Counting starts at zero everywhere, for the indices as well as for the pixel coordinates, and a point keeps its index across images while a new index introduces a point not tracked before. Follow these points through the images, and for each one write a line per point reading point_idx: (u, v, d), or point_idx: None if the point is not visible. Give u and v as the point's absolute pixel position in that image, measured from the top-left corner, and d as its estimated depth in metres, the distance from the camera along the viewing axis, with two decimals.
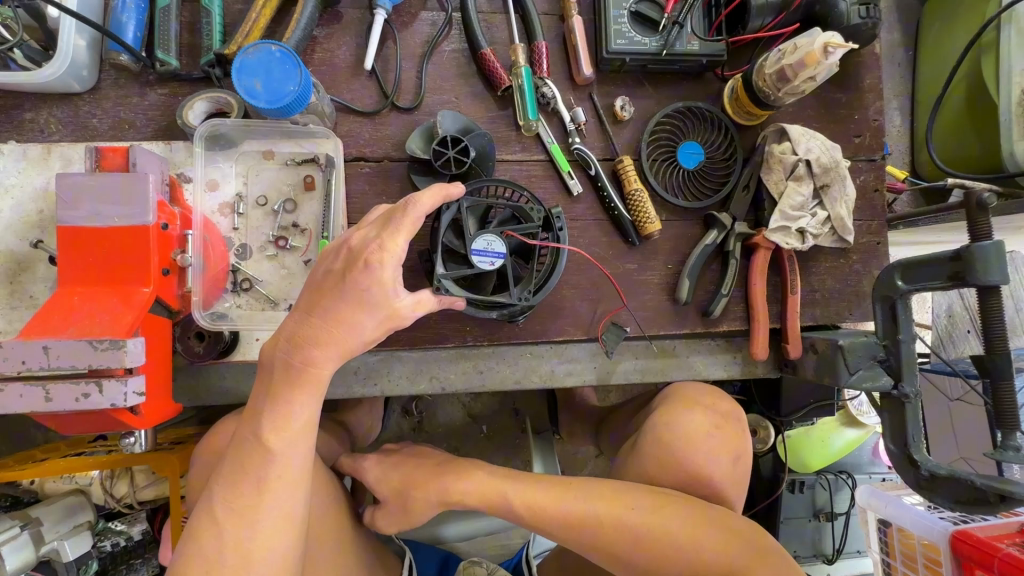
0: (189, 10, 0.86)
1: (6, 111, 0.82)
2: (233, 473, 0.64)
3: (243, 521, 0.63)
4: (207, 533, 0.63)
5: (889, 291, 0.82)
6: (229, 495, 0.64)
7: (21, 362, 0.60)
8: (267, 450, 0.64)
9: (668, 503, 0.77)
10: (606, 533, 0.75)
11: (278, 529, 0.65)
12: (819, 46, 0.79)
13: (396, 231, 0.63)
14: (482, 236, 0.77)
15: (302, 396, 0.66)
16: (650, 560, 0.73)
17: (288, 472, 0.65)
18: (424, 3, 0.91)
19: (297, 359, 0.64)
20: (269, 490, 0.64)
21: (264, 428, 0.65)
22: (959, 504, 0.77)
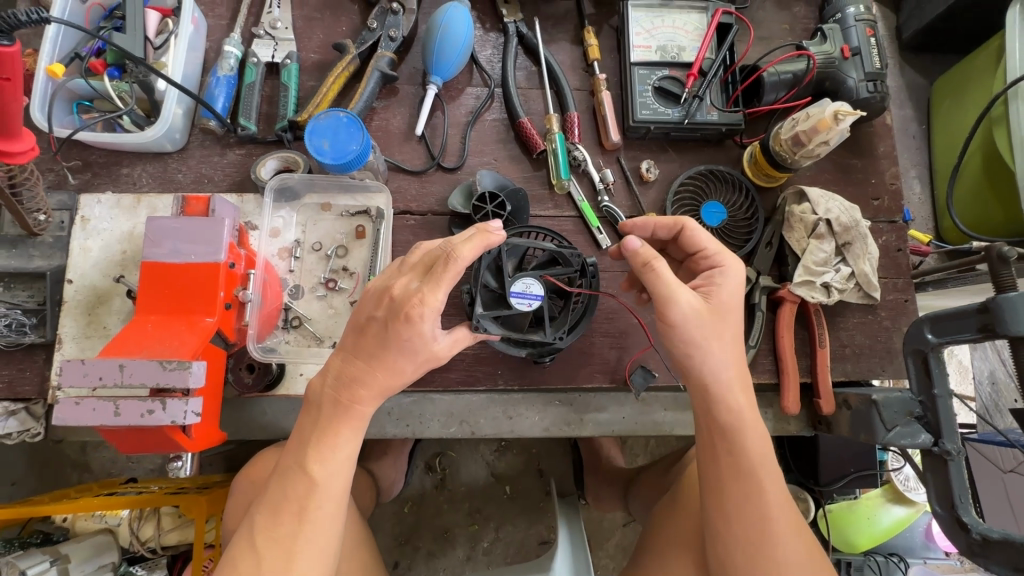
0: (271, 85, 1.00)
1: (106, 166, 0.94)
2: (275, 502, 0.67)
3: (283, 550, 0.65)
4: (247, 561, 0.65)
5: (920, 345, 0.84)
6: (271, 523, 0.66)
7: (99, 378, 0.65)
8: (310, 479, 0.67)
9: (801, 528, 0.70)
10: (749, 480, 0.70)
11: (314, 561, 0.66)
12: (830, 113, 0.84)
13: (437, 284, 0.67)
14: (521, 279, 0.81)
15: (347, 427, 0.69)
16: (743, 531, 0.69)
17: (326, 503, 0.68)
18: (471, 80, 1.03)
19: (343, 394, 0.69)
20: (308, 520, 0.66)
21: (309, 457, 0.68)
22: (1017, 572, 0.72)
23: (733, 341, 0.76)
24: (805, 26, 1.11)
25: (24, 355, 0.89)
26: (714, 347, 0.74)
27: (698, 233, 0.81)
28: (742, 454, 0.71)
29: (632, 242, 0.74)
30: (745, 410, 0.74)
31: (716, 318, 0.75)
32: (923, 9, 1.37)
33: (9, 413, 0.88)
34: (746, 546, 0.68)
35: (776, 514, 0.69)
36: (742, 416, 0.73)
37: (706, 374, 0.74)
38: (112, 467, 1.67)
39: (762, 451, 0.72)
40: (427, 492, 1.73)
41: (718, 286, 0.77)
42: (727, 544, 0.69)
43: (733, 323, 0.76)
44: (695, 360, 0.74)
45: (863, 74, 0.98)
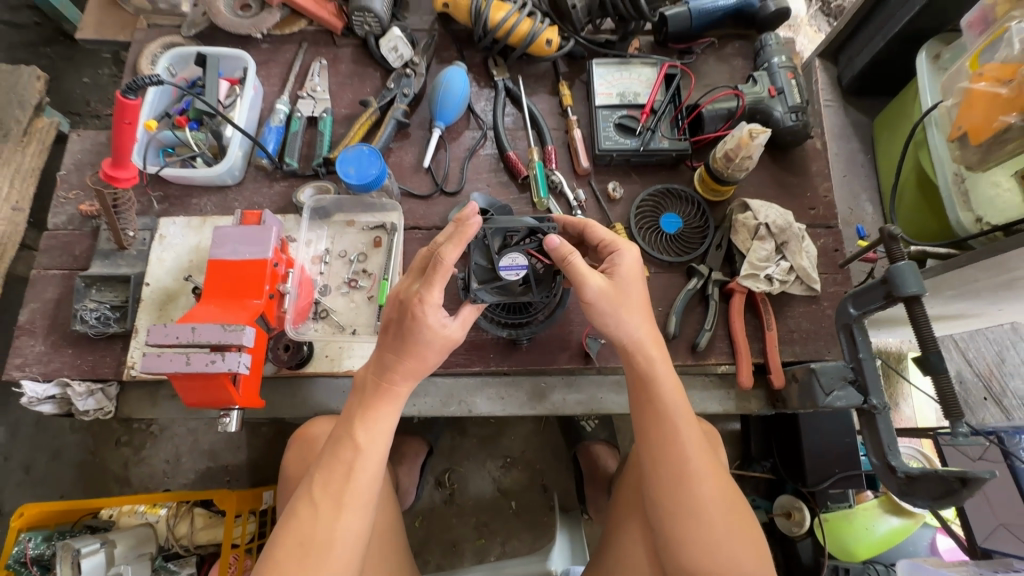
0: (310, 133, 1.26)
1: (180, 197, 1.19)
2: (328, 465, 0.83)
3: (335, 501, 0.81)
4: (307, 510, 0.81)
5: (845, 319, 0.99)
6: (326, 480, 0.82)
7: (176, 336, 0.85)
8: (356, 446, 0.83)
9: (716, 471, 0.82)
10: (667, 427, 0.83)
11: (358, 510, 0.82)
12: (746, 133, 1.05)
13: (431, 285, 0.81)
14: (507, 254, 0.89)
15: (385, 406, 0.86)
16: (665, 473, 0.81)
17: (369, 464, 0.83)
18: (468, 125, 1.29)
19: (382, 378, 0.86)
20: (354, 477, 0.82)
21: (356, 428, 0.85)
22: (936, 502, 0.83)
23: (639, 307, 0.88)
24: (743, 74, 1.36)
25: (106, 344, 1.09)
26: (621, 313, 0.86)
27: (597, 228, 0.94)
28: (659, 405, 0.84)
29: (552, 241, 0.83)
30: (658, 363, 0.87)
31: (619, 291, 0.87)
32: (854, 60, 1.62)
33: (91, 392, 1.08)
34: (670, 487, 0.80)
35: (689, 453, 0.81)
36: (657, 372, 0.86)
37: (623, 337, 0.87)
38: (150, 482, 1.82)
39: (676, 401, 0.85)
40: (436, 507, 1.82)
41: (619, 265, 0.89)
42: (655, 488, 0.82)
43: (637, 293, 0.89)
44: (611, 328, 0.87)
45: (787, 107, 1.20)
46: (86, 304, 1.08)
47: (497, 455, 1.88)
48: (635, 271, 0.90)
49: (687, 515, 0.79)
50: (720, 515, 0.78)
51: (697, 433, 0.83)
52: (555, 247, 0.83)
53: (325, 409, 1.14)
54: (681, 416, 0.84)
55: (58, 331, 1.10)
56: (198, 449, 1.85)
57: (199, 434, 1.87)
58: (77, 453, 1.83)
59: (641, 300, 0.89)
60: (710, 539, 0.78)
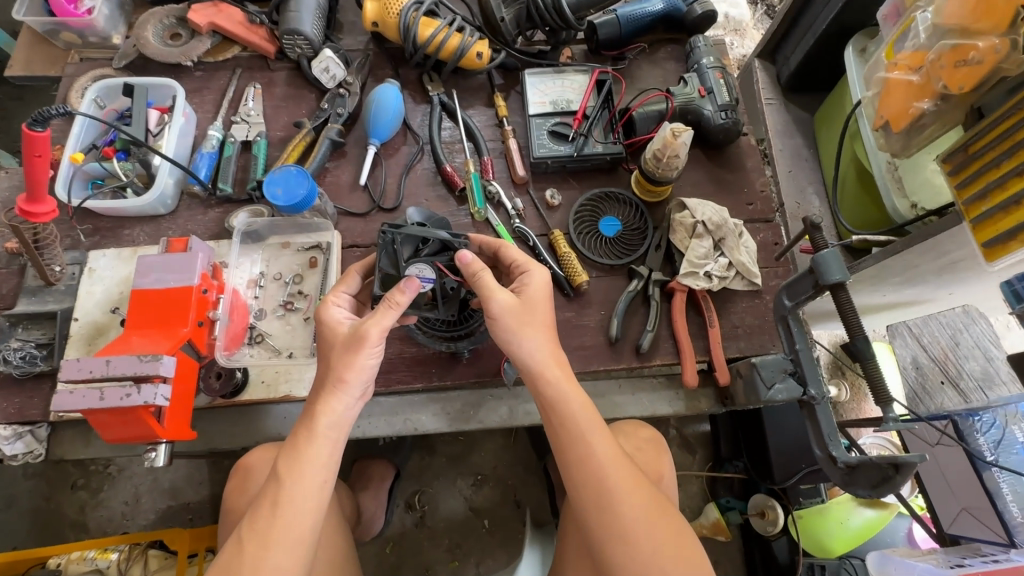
0: (245, 157, 1.25)
1: (111, 229, 1.17)
2: (255, 503, 0.78)
3: (260, 539, 0.75)
4: (232, 549, 0.76)
5: (781, 310, 0.99)
6: (252, 518, 0.77)
7: (90, 371, 0.82)
8: (280, 480, 0.78)
9: (638, 484, 0.79)
10: (580, 451, 0.79)
11: (289, 547, 0.76)
12: (668, 132, 1.05)
13: (339, 285, 0.93)
14: (415, 265, 0.88)
15: (309, 437, 0.80)
16: (587, 497, 0.78)
17: (297, 496, 0.77)
18: (405, 140, 1.28)
19: (311, 403, 0.82)
20: (281, 512, 0.76)
21: (281, 461, 0.79)
22: (875, 490, 0.82)
23: (545, 327, 0.87)
24: (676, 77, 1.38)
25: (33, 384, 1.06)
26: (524, 335, 0.84)
27: (512, 249, 0.94)
28: (568, 430, 0.81)
29: (464, 256, 0.86)
30: (563, 383, 0.83)
31: (524, 311, 0.85)
32: (790, 58, 1.65)
33: (18, 435, 1.04)
34: (594, 509, 0.78)
35: (608, 472, 0.79)
36: (561, 395, 0.82)
37: (524, 361, 0.84)
38: (108, 525, 1.76)
39: (585, 422, 0.81)
40: (407, 531, 1.78)
41: (528, 284, 0.89)
42: (581, 510, 0.79)
43: (542, 312, 0.87)
44: (514, 353, 0.85)
45: (717, 106, 1.22)
46: (10, 344, 1.05)
47: (467, 472, 1.84)
48: (539, 291, 0.88)
49: (616, 537, 0.76)
50: (645, 531, 0.76)
51: (614, 451, 0.81)
52: (466, 264, 0.86)
53: (267, 437, 1.11)
54: (592, 437, 0.80)
55: None
56: (158, 487, 1.80)
57: (159, 472, 1.81)
58: (30, 500, 1.77)
59: (546, 319, 0.87)
60: (640, 557, 0.76)
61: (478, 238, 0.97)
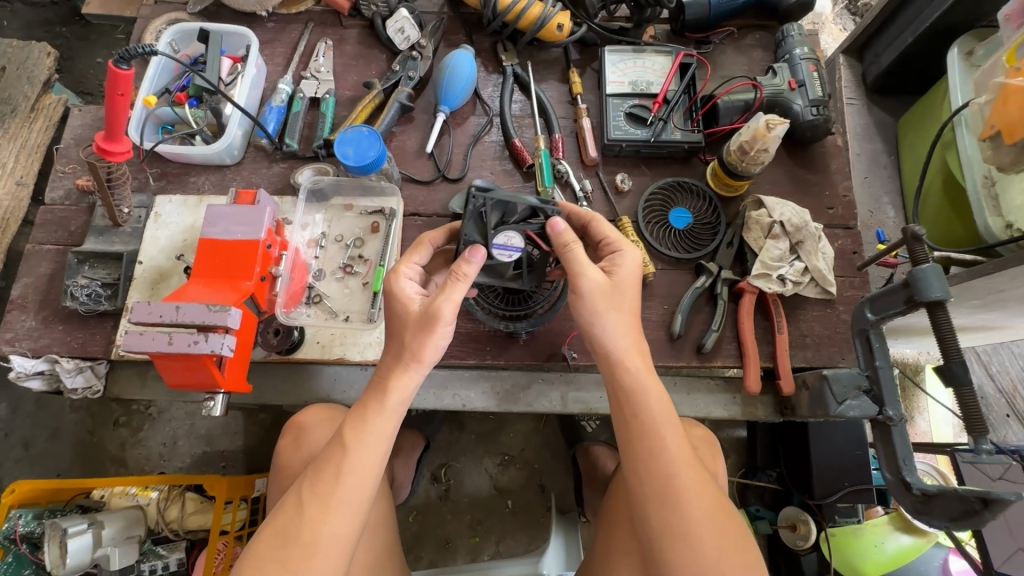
0: (312, 114, 1.23)
1: (177, 175, 1.17)
2: (316, 467, 0.78)
3: (320, 502, 0.75)
4: (291, 508, 0.76)
5: (862, 323, 0.93)
6: (313, 481, 0.76)
7: (160, 315, 0.82)
8: (345, 447, 0.77)
9: (711, 490, 0.76)
10: (650, 444, 0.78)
11: (344, 516, 0.75)
12: (763, 123, 0.99)
13: (412, 253, 0.91)
14: (503, 232, 0.85)
15: (381, 406, 0.79)
16: (655, 492, 0.76)
17: (359, 467, 0.77)
18: (474, 110, 1.24)
19: (381, 375, 0.81)
20: (344, 479, 0.76)
21: (347, 428, 0.79)
22: (954, 523, 0.77)
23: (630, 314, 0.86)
24: (762, 66, 1.30)
25: (97, 321, 1.07)
26: (607, 315, 0.83)
27: (604, 224, 0.92)
28: (640, 421, 0.79)
29: (556, 225, 0.84)
30: (643, 373, 0.82)
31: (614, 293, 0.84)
32: (881, 56, 1.55)
33: (79, 369, 1.06)
34: (662, 506, 0.75)
35: (679, 470, 0.76)
36: (640, 384, 0.81)
37: (606, 345, 0.84)
38: (146, 464, 1.81)
39: (658, 417, 0.79)
40: (431, 502, 1.79)
41: (619, 265, 0.87)
42: (646, 505, 0.76)
43: (630, 298, 0.86)
44: (595, 335, 0.84)
45: (807, 100, 1.15)
46: (77, 280, 1.06)
47: (495, 452, 1.84)
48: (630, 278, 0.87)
49: (683, 538, 0.73)
50: (715, 540, 0.73)
51: (686, 449, 0.78)
52: (558, 233, 0.85)
53: (316, 397, 1.11)
54: (664, 432, 0.78)
55: (50, 307, 1.08)
56: (194, 433, 1.84)
57: (196, 418, 1.86)
58: (75, 432, 1.83)
59: (633, 306, 0.86)
60: (705, 566, 0.72)
61: (568, 205, 0.95)
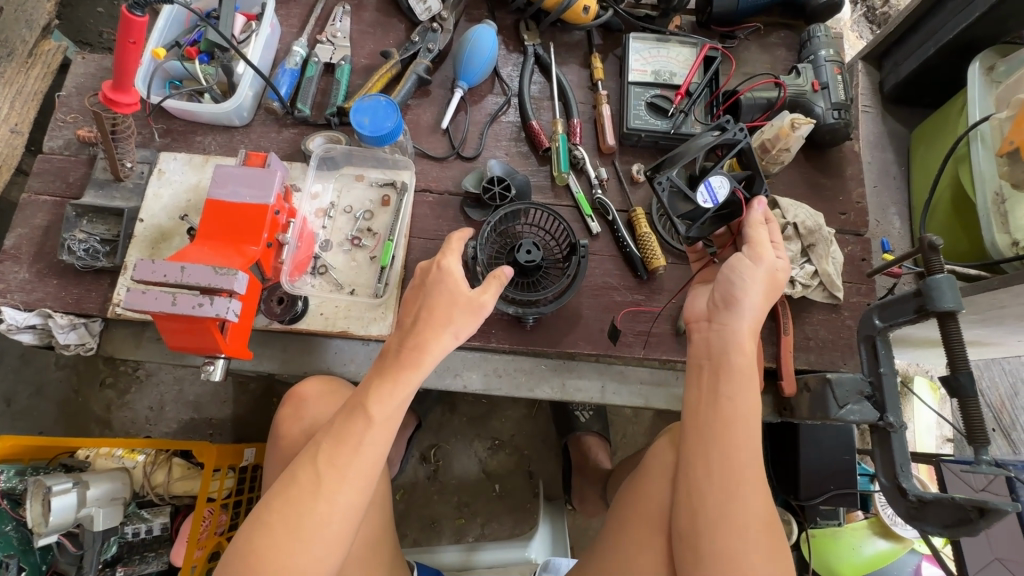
0: (326, 80, 1.20)
1: (183, 133, 1.13)
2: (336, 436, 0.76)
3: (336, 471, 0.74)
4: (307, 476, 0.74)
5: (869, 329, 0.93)
6: (333, 451, 0.75)
7: (164, 275, 0.80)
8: (370, 417, 0.77)
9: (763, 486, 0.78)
10: (738, 430, 0.79)
11: (357, 486, 0.75)
12: (787, 122, 0.99)
13: (450, 240, 0.88)
14: (719, 176, 0.94)
15: (410, 374, 0.79)
16: (715, 482, 0.77)
17: (380, 438, 0.77)
18: (492, 89, 1.22)
19: (408, 345, 0.80)
20: (364, 449, 0.76)
21: (370, 398, 0.78)
22: (947, 529, 0.79)
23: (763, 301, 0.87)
24: (784, 66, 1.29)
25: (93, 278, 1.04)
26: (756, 300, 0.85)
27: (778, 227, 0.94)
28: (735, 407, 0.80)
29: (762, 204, 0.92)
30: (745, 369, 0.82)
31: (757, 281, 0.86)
32: (900, 66, 1.54)
33: (73, 326, 1.04)
34: (718, 496, 0.76)
35: (745, 465, 0.77)
36: (748, 371, 0.83)
37: (726, 337, 0.84)
38: (132, 427, 1.79)
39: (751, 406, 0.81)
40: (419, 482, 1.79)
41: (783, 265, 0.89)
42: (701, 494, 0.77)
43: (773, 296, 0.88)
44: (735, 306, 0.85)
45: (830, 103, 1.14)
46: (75, 234, 1.03)
47: (485, 436, 1.84)
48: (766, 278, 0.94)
49: (731, 529, 0.74)
50: (755, 534, 0.74)
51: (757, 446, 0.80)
52: (757, 211, 0.92)
53: (316, 370, 1.10)
54: (752, 423, 0.80)
55: (45, 260, 1.04)
56: (183, 399, 1.82)
57: (185, 384, 1.83)
58: (59, 391, 1.79)
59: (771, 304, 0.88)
60: (738, 557, 0.73)
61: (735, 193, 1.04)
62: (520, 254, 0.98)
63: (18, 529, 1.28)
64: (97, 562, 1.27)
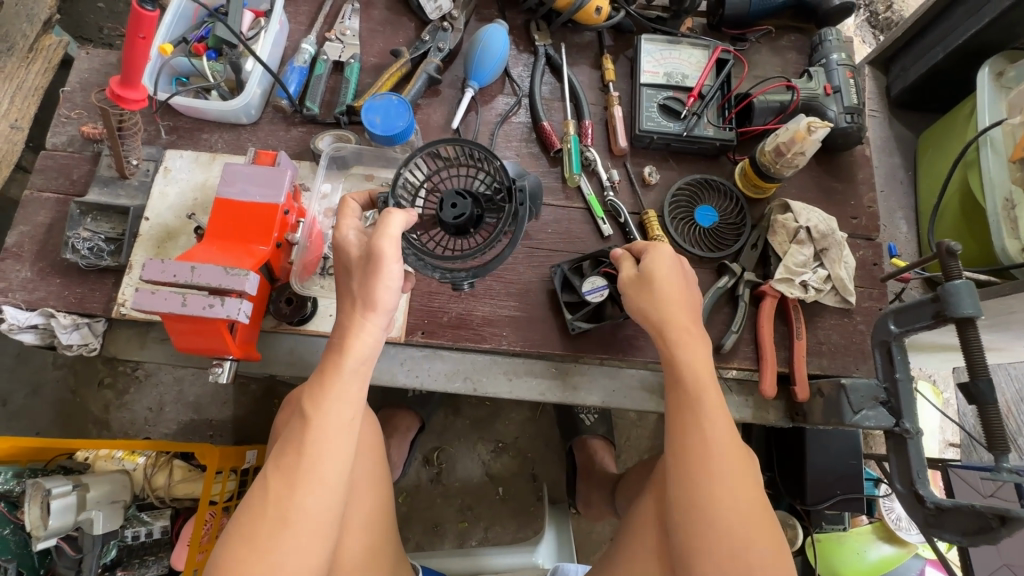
0: (334, 79, 1.18)
1: (189, 130, 1.12)
2: (282, 443, 0.76)
3: (286, 478, 0.73)
4: (260, 490, 0.74)
5: (884, 335, 0.92)
6: (278, 456, 0.75)
7: (174, 275, 0.78)
8: (306, 417, 0.76)
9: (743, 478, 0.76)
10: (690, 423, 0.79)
11: (315, 488, 0.73)
12: (804, 125, 0.99)
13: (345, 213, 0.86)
14: (587, 280, 1.03)
15: (338, 367, 0.78)
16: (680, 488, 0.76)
17: (323, 431, 0.76)
18: (502, 89, 1.21)
19: (336, 339, 0.80)
20: (308, 448, 0.75)
21: (305, 399, 0.77)
22: (967, 537, 0.78)
23: (672, 298, 0.88)
24: (795, 70, 1.28)
25: (97, 277, 1.02)
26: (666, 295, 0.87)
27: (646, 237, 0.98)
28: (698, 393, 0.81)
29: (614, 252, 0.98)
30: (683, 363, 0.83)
31: (640, 288, 0.90)
32: (908, 70, 1.54)
33: (76, 326, 1.02)
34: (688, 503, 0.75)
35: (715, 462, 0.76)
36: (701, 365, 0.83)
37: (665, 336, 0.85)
38: (130, 428, 1.77)
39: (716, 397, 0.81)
40: (422, 485, 1.78)
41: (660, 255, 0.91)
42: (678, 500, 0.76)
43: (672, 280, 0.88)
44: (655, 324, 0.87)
45: (842, 107, 1.14)
46: (79, 232, 1.01)
47: (488, 438, 1.82)
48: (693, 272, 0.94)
49: (714, 535, 0.72)
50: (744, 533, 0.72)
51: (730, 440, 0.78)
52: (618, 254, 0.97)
53: None
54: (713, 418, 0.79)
55: (48, 258, 1.02)
56: (182, 400, 1.80)
57: (185, 384, 1.81)
58: (56, 390, 1.76)
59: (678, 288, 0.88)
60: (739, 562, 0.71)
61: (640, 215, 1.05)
62: (446, 212, 0.85)
63: (16, 532, 1.25)
64: (96, 565, 1.24)
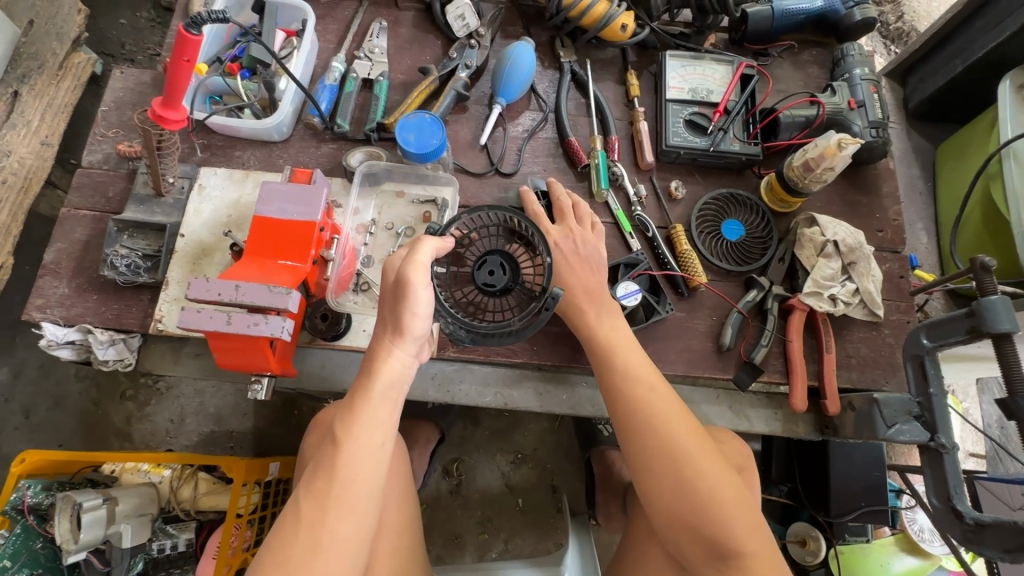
0: (364, 96, 1.20)
1: (222, 148, 1.13)
2: (314, 468, 0.75)
3: (319, 502, 0.73)
4: (291, 513, 0.74)
5: (916, 350, 0.92)
6: (310, 480, 0.75)
7: (219, 294, 0.79)
8: (338, 442, 0.76)
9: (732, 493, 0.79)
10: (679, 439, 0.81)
11: (346, 513, 0.73)
12: (834, 142, 1.00)
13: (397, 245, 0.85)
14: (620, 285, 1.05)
15: (367, 393, 0.78)
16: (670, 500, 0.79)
17: (355, 458, 0.75)
18: (529, 105, 1.22)
19: (367, 365, 0.79)
20: (341, 474, 0.74)
21: (338, 425, 0.77)
22: (1009, 554, 0.77)
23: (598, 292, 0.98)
24: (817, 84, 1.29)
25: (133, 293, 1.04)
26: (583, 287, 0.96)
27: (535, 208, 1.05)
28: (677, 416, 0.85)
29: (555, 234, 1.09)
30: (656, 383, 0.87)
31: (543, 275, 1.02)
32: (926, 82, 1.55)
33: (112, 342, 1.03)
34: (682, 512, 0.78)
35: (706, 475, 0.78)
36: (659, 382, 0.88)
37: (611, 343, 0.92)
38: (152, 440, 1.77)
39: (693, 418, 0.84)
40: (442, 497, 1.78)
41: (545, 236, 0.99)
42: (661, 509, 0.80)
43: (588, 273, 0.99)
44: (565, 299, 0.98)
45: (867, 122, 1.15)
46: (117, 250, 1.03)
47: (508, 449, 1.83)
48: (590, 236, 1.03)
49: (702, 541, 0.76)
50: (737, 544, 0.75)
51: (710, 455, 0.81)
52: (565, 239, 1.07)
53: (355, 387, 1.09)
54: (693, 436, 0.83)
55: (85, 275, 1.04)
56: (203, 411, 1.81)
57: (205, 396, 1.82)
58: (78, 402, 1.78)
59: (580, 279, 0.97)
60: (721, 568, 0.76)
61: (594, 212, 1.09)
62: (480, 275, 0.89)
63: (46, 545, 1.25)
64: None
